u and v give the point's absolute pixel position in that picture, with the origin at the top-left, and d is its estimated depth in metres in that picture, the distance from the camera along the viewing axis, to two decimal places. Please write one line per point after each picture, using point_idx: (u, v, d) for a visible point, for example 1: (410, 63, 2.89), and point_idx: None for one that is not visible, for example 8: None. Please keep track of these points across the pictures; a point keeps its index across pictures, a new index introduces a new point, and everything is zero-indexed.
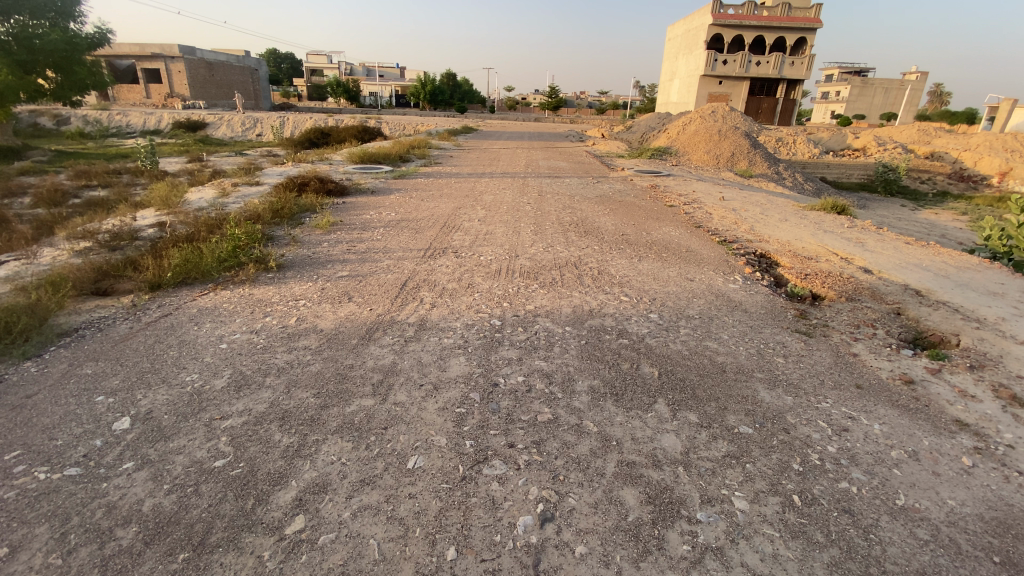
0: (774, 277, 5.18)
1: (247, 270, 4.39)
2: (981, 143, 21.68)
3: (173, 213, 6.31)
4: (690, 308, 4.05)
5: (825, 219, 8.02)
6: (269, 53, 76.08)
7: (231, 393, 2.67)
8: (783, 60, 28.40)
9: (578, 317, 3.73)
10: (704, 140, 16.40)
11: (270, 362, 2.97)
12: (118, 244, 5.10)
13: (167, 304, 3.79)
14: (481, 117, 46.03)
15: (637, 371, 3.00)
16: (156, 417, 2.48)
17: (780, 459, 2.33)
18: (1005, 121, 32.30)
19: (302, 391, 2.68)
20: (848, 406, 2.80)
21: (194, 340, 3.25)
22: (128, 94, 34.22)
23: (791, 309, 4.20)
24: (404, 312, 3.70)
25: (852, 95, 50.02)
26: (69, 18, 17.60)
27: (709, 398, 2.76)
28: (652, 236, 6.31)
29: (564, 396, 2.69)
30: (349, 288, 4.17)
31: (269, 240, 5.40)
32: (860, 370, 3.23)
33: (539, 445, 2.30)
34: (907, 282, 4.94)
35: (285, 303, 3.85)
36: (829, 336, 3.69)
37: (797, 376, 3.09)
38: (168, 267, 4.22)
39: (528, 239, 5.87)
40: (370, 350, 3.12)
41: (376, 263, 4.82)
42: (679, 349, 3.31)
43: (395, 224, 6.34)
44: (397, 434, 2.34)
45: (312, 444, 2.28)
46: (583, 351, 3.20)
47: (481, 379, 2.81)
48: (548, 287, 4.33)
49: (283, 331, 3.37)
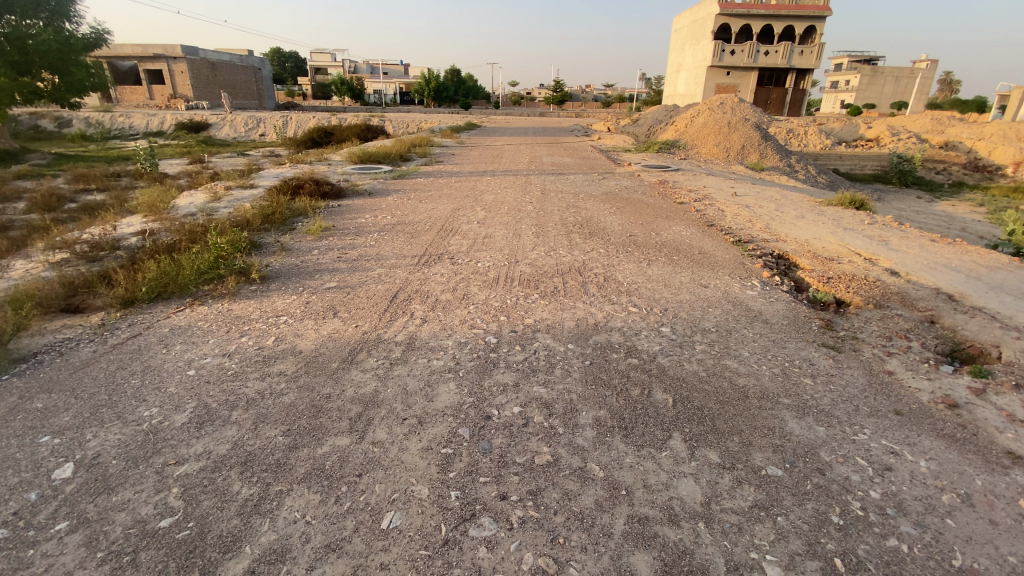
0: (794, 280, 4.84)
1: (228, 283, 4.10)
2: (995, 132, 21.04)
3: (158, 220, 6.04)
4: (705, 319, 3.71)
5: (843, 215, 7.64)
6: (274, 53, 76.07)
7: (190, 431, 2.38)
8: (792, 49, 27.78)
9: (582, 332, 3.40)
10: (713, 132, 15.96)
11: (239, 392, 2.67)
12: (97, 255, 4.84)
13: (138, 323, 3.51)
14: (484, 113, 45.65)
15: (649, 398, 2.67)
16: (104, 462, 2.19)
17: (817, 509, 2.00)
18: (1018, 110, 31.29)
19: (270, 429, 2.38)
20: (889, 438, 2.46)
21: (160, 366, 2.96)
22: (131, 95, 34.06)
23: (815, 318, 3.86)
24: (391, 329, 3.40)
25: (862, 84, 49.08)
26: (64, 18, 17.42)
27: (731, 431, 2.44)
28: (662, 237, 5.98)
29: (565, 431, 2.37)
30: (335, 302, 3.87)
31: (256, 248, 5.12)
32: (898, 393, 2.87)
33: (536, 496, 1.98)
34: (938, 285, 4.57)
35: (264, 320, 3.56)
36: (859, 351, 3.34)
37: (828, 401, 2.74)
38: (144, 282, 3.95)
39: (529, 243, 5.56)
40: (350, 375, 2.81)
41: (366, 272, 4.52)
42: (695, 371, 2.97)
43: (391, 228, 6.06)
44: (373, 483, 2.03)
45: (274, 497, 1.98)
46: (587, 374, 2.87)
47: (473, 411, 2.49)
48: (549, 297, 4.02)
49: (258, 353, 3.08)
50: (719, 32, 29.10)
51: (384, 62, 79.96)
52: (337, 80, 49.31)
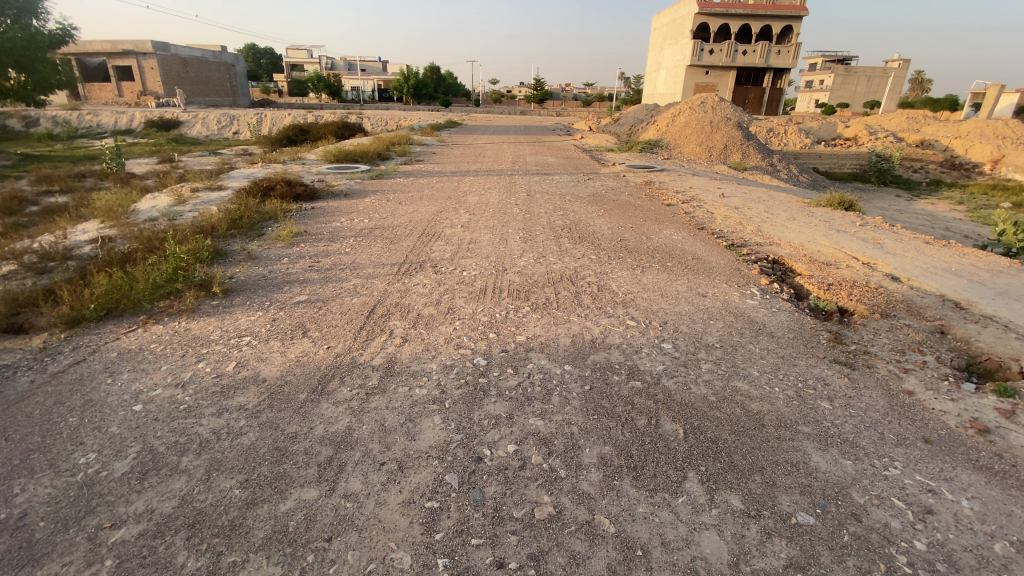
0: (792, 287, 4.63)
1: (186, 298, 3.70)
2: (971, 130, 21.35)
3: (116, 226, 5.61)
4: (707, 334, 3.45)
5: (832, 216, 7.51)
6: (248, 49, 74.24)
7: (132, 484, 2.04)
8: (770, 49, 27.99)
9: (578, 351, 3.11)
10: (695, 131, 15.85)
11: (192, 433, 2.33)
12: (46, 266, 4.40)
13: (84, 346, 3.11)
14: (465, 112, 45.21)
15: (657, 429, 2.39)
16: (29, 526, 1.84)
17: (860, 567, 1.74)
18: (992, 107, 31.91)
19: (226, 479, 2.05)
20: (923, 473, 2.23)
21: (104, 400, 2.57)
22: (100, 93, 32.93)
23: (822, 331, 3.62)
24: (368, 351, 3.07)
25: (836, 83, 49.93)
26: (31, 15, 16.58)
27: (751, 469, 2.18)
28: (653, 241, 5.74)
29: (569, 475, 2.08)
30: (305, 319, 3.52)
31: (220, 258, 4.71)
32: (923, 417, 2.64)
33: (539, 562, 1.69)
34: (942, 292, 4.40)
35: (225, 342, 3.19)
36: (874, 367, 3.12)
37: (851, 430, 2.51)
38: (92, 298, 3.55)
39: (516, 249, 5.26)
40: (320, 410, 2.48)
41: (340, 284, 4.17)
42: (704, 395, 2.70)
43: (368, 233, 5.71)
44: (345, 550, 1.72)
45: (227, 572, 1.65)
46: (586, 401, 2.58)
47: (461, 452, 2.19)
48: (541, 310, 3.73)
49: (216, 383, 2.72)
50: (698, 32, 29.20)
51: (361, 58, 78.79)
52: (313, 77, 48.40)
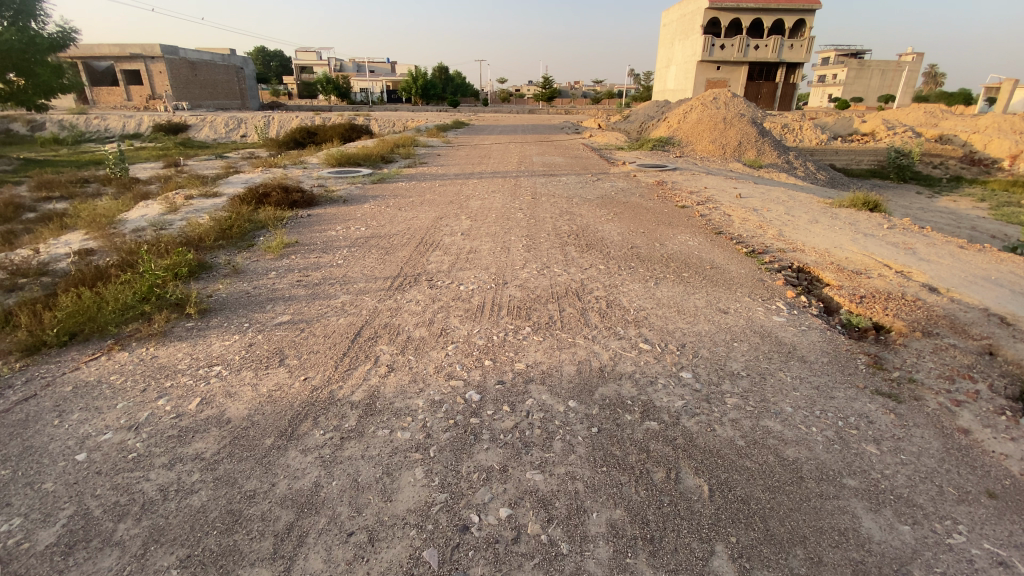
0: (820, 300, 4.24)
1: (156, 321, 3.40)
2: (991, 124, 20.62)
3: (99, 236, 5.35)
4: (732, 360, 3.07)
5: (858, 218, 7.08)
6: (258, 51, 74.42)
7: (52, 561, 1.72)
8: (782, 43, 27.31)
9: (584, 383, 2.76)
10: (708, 127, 15.35)
11: (136, 491, 2.01)
12: (19, 282, 4.14)
13: (37, 379, 2.80)
14: (472, 114, 45.04)
15: (677, 486, 2.04)
16: None
17: None
18: (1007, 101, 30.86)
19: (164, 556, 1.72)
20: (992, 540, 1.85)
21: (45, 448, 2.26)
22: (109, 97, 33.09)
23: (859, 354, 3.23)
24: (348, 384, 2.74)
25: (849, 78, 48.99)
26: (31, 18, 16.41)
27: (791, 540, 1.81)
28: (666, 248, 5.38)
29: (573, 551, 1.74)
30: (285, 344, 3.20)
31: (202, 273, 4.42)
32: (984, 463, 2.25)
33: None
34: (986, 304, 3.99)
35: (193, 372, 2.88)
36: (922, 401, 2.72)
37: (904, 483, 2.13)
38: (53, 322, 3.25)
39: (519, 258, 4.91)
40: (286, 460, 2.16)
41: (328, 301, 3.86)
42: (730, 439, 2.33)
43: (364, 242, 5.41)
44: None
45: None
46: (593, 450, 2.23)
47: (444, 518, 1.86)
48: (544, 331, 3.38)
49: (173, 426, 2.40)
50: (709, 27, 28.57)
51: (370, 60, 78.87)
52: (321, 79, 48.36)
